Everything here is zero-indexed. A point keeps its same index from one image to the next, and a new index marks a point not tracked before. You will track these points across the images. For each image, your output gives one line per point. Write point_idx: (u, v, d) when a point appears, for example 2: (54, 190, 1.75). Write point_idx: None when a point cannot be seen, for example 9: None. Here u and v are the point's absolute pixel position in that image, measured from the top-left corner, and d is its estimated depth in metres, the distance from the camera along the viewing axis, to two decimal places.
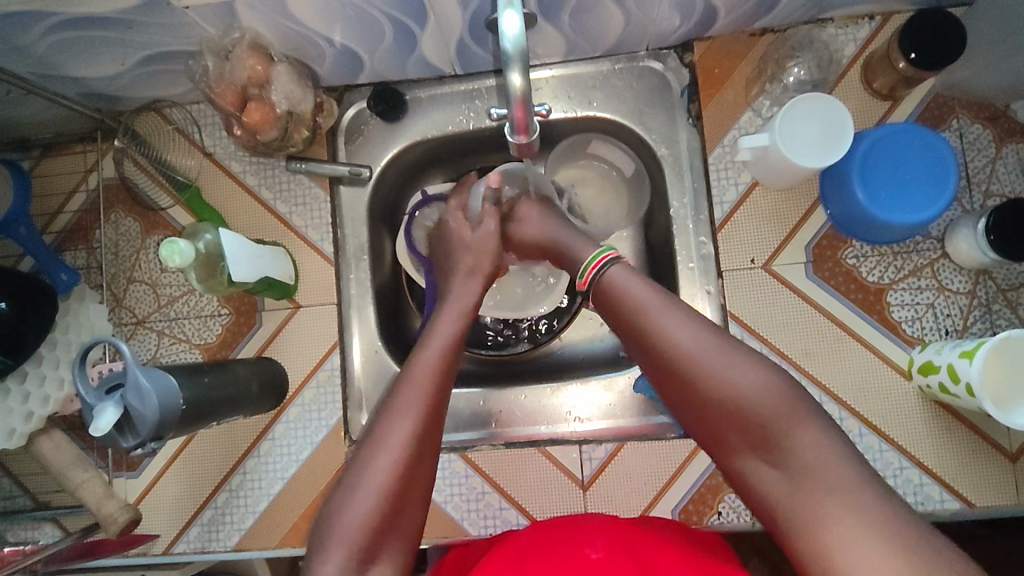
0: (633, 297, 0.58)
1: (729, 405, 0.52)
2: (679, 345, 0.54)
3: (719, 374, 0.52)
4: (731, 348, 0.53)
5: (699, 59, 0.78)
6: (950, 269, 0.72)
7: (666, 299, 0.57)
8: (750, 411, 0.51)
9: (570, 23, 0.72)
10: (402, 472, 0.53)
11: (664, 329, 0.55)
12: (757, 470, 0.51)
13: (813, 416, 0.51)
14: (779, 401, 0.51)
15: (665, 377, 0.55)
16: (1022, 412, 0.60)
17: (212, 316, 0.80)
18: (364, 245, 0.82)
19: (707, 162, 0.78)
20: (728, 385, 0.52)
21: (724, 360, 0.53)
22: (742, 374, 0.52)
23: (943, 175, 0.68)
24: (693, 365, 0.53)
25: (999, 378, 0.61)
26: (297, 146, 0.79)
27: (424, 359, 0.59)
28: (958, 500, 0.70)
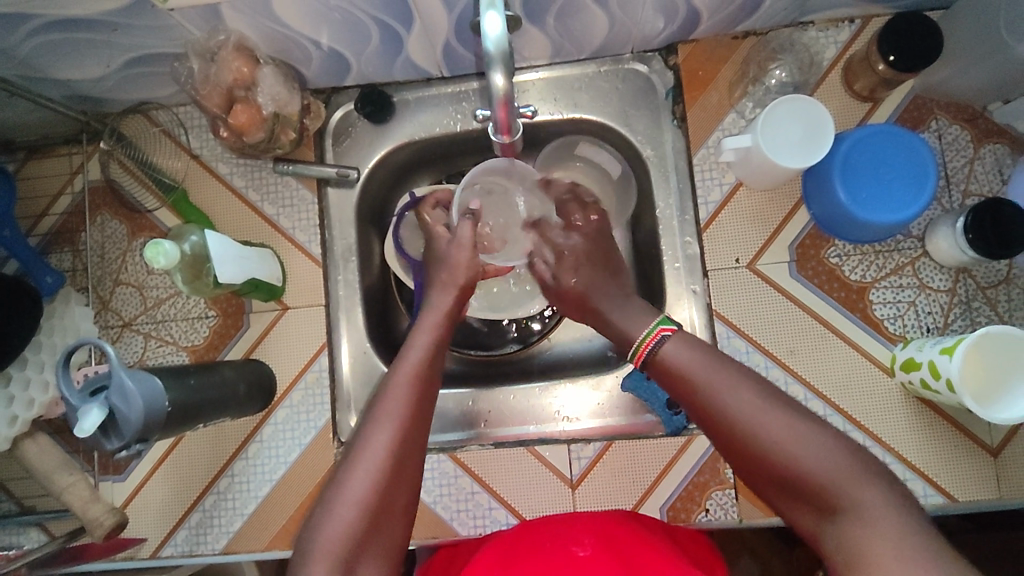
0: (687, 364, 0.56)
1: (790, 471, 0.50)
2: (736, 411, 0.52)
3: (778, 443, 0.50)
4: (789, 413, 0.51)
5: (683, 62, 0.79)
6: (931, 267, 0.73)
7: (722, 365, 0.55)
8: (814, 481, 0.49)
9: (555, 26, 0.73)
10: (378, 478, 0.53)
11: (720, 397, 0.53)
12: (825, 533, 0.49)
13: (879, 477, 0.48)
14: (841, 465, 0.49)
15: (726, 443, 0.53)
16: (1002, 407, 0.61)
17: (199, 319, 0.80)
18: (352, 246, 0.82)
19: (692, 163, 0.79)
20: (790, 451, 0.50)
21: (781, 424, 0.51)
22: (803, 442, 0.50)
23: (922, 174, 0.69)
24: (750, 434, 0.51)
25: (978, 375, 0.63)
26: (285, 148, 0.79)
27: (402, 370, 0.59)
28: (940, 495, 0.71)
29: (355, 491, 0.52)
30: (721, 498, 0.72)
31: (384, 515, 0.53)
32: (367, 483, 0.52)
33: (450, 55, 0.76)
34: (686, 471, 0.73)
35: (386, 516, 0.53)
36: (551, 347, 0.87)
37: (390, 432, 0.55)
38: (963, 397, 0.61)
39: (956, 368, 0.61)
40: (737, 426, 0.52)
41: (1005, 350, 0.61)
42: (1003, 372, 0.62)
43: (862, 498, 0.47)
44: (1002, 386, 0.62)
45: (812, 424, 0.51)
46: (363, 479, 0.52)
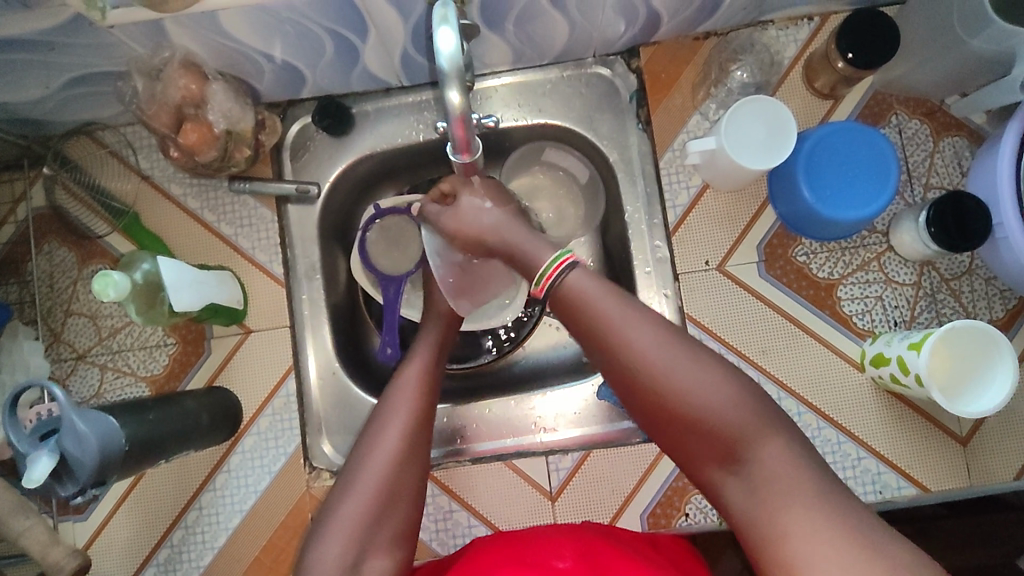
0: (593, 301, 0.52)
1: (696, 419, 0.48)
2: (641, 352, 0.49)
3: (687, 385, 0.48)
4: (700, 356, 0.50)
5: (646, 65, 0.78)
6: (896, 261, 0.74)
7: (625, 304, 0.52)
8: (718, 428, 0.47)
9: (515, 32, 0.72)
10: (398, 462, 0.53)
11: (626, 336, 0.50)
12: (724, 483, 0.48)
13: (781, 427, 0.47)
14: (748, 414, 0.47)
15: (624, 386, 0.51)
16: (971, 400, 0.62)
17: (158, 347, 0.77)
18: (316, 264, 0.80)
19: (659, 166, 0.78)
20: (695, 396, 0.48)
21: (689, 368, 0.48)
22: (710, 387, 0.48)
23: (886, 171, 0.69)
24: (658, 377, 0.49)
25: (946, 369, 0.63)
26: (240, 166, 0.76)
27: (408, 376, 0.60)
28: (913, 487, 0.72)
29: (376, 472, 0.53)
30: (701, 502, 0.72)
31: (403, 497, 0.53)
32: (388, 467, 0.53)
33: (409, 64, 0.74)
34: (665, 477, 0.73)
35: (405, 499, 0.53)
36: (525, 357, 0.86)
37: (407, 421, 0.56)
38: (931, 391, 0.61)
39: (925, 363, 0.62)
40: (642, 366, 0.49)
41: (972, 345, 0.62)
42: (970, 365, 0.62)
43: (761, 450, 0.46)
44: (968, 378, 0.62)
45: (718, 369, 0.49)
46: (382, 463, 0.53)
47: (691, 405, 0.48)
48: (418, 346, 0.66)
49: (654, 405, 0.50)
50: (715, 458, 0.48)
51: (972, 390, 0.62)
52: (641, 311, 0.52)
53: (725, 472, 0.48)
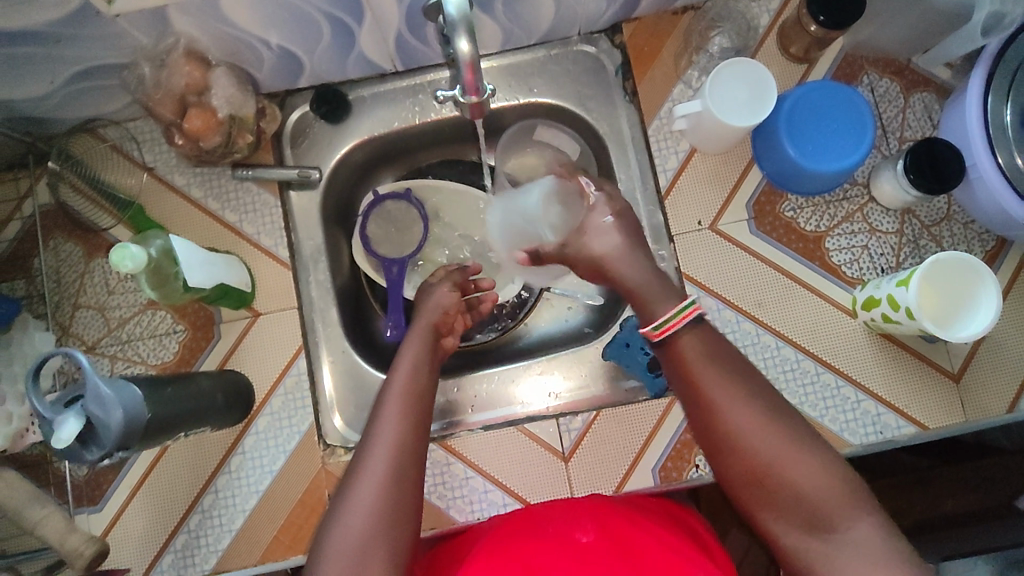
0: (702, 364, 0.56)
1: (787, 485, 0.51)
2: (740, 421, 0.53)
3: (782, 453, 0.52)
4: (792, 428, 0.53)
5: (629, 39, 0.82)
6: (879, 211, 0.78)
7: (729, 370, 0.55)
8: (809, 495, 0.51)
9: (504, 12, 0.75)
10: (401, 454, 0.55)
11: (727, 403, 0.54)
12: (806, 545, 0.51)
13: (869, 504, 0.50)
14: (839, 488, 0.51)
15: (718, 446, 0.54)
16: (961, 327, 0.65)
17: (167, 335, 0.78)
18: (320, 247, 0.81)
19: (647, 134, 0.81)
20: (786, 464, 0.51)
21: (784, 438, 0.52)
22: (801, 457, 0.51)
23: (862, 126, 0.73)
24: (754, 443, 0.52)
25: (934, 302, 0.66)
26: (242, 153, 0.78)
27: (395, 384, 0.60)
28: (912, 425, 0.75)
29: (377, 466, 0.54)
30: None
31: (411, 487, 0.53)
32: (389, 459, 0.54)
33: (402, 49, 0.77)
34: (673, 430, 0.75)
35: (411, 488, 0.53)
36: (528, 331, 0.88)
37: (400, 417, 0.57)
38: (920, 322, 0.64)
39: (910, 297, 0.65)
40: (740, 434, 0.53)
41: (953, 277, 0.66)
42: (954, 296, 0.66)
43: (846, 520, 0.50)
44: (955, 310, 0.65)
45: (811, 442, 0.53)
46: (385, 455, 0.54)
47: (781, 474, 0.52)
48: (406, 348, 0.66)
49: (747, 471, 0.53)
50: (798, 523, 0.51)
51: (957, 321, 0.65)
52: (742, 377, 0.55)
53: (810, 539, 0.51)
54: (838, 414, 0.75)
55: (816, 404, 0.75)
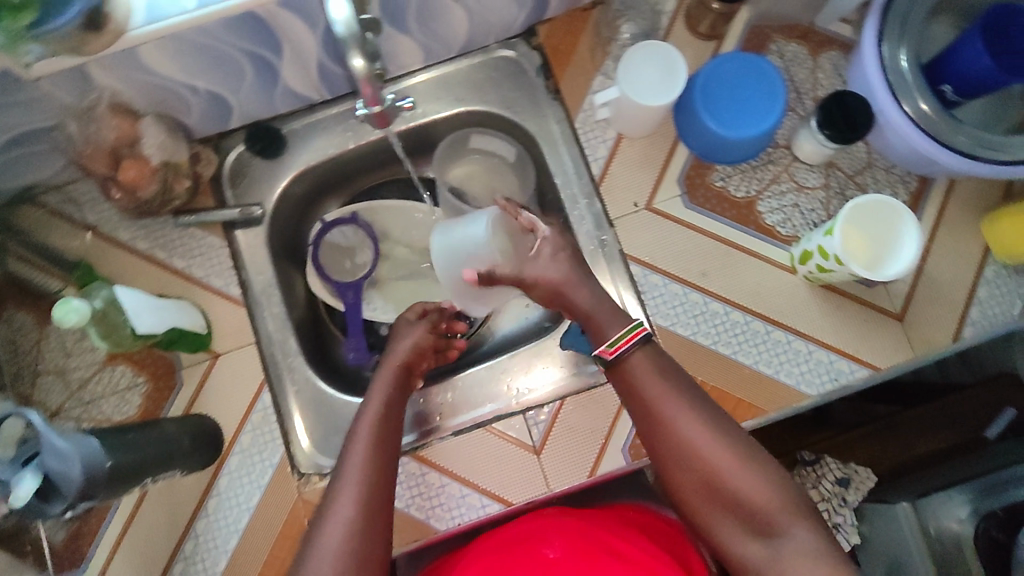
0: (650, 379, 0.60)
1: (733, 498, 0.56)
2: (687, 433, 0.57)
3: (726, 463, 0.56)
4: (735, 440, 0.57)
5: (545, 40, 0.85)
6: (803, 169, 0.81)
7: (673, 390, 0.59)
8: (754, 506, 0.55)
9: (419, 30, 0.77)
10: (368, 486, 0.57)
11: (674, 417, 0.58)
12: (752, 552, 0.55)
13: (811, 511, 0.55)
14: (779, 496, 0.55)
15: (669, 463, 0.58)
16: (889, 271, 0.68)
17: (129, 389, 0.78)
18: (272, 281, 0.82)
19: (575, 128, 0.84)
20: (732, 476, 0.56)
21: (728, 452, 0.56)
22: (743, 466, 0.55)
23: (773, 91, 0.77)
24: (700, 460, 0.56)
25: (861, 247, 0.69)
26: (183, 199, 0.79)
27: (362, 431, 0.62)
28: (865, 368, 0.77)
29: (349, 498, 0.56)
30: None
31: (375, 529, 0.55)
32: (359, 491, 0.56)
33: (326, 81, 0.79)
34: None
35: (380, 517, 0.56)
36: (491, 333, 0.90)
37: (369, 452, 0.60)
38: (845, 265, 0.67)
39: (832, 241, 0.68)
40: (687, 446, 0.57)
41: (876, 217, 0.68)
42: (877, 240, 0.69)
43: (785, 523, 0.54)
44: (878, 257, 0.69)
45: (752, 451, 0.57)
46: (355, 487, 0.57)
47: (728, 485, 0.56)
48: (375, 391, 0.68)
49: (695, 480, 0.57)
50: (747, 530, 0.55)
51: (885, 268, 0.69)
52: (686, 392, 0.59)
53: (758, 546, 0.55)
54: (793, 368, 0.77)
55: (771, 361, 0.77)
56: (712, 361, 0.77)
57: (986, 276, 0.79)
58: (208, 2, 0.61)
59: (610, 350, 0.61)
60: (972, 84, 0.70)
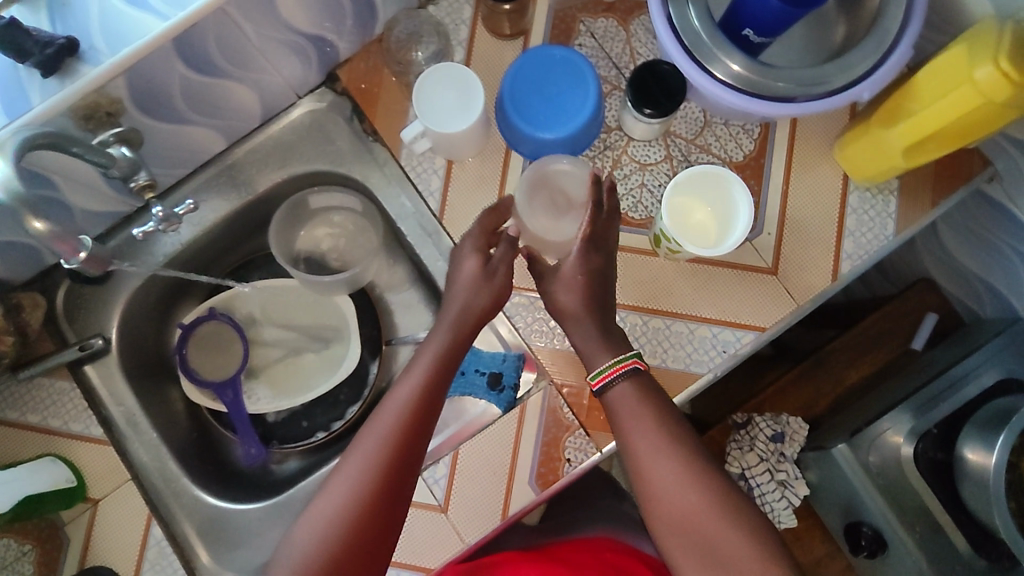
0: (633, 420, 0.63)
1: (705, 543, 0.59)
2: (659, 478, 0.61)
3: (701, 513, 0.59)
4: (710, 486, 0.61)
5: (347, 83, 0.80)
6: (641, 146, 0.78)
7: (659, 428, 0.63)
8: (721, 551, 0.58)
9: (204, 114, 0.73)
10: (376, 460, 0.62)
11: (651, 459, 0.62)
12: None
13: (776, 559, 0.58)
14: (745, 544, 0.58)
15: (648, 503, 0.62)
16: (728, 239, 0.65)
17: (17, 559, 0.73)
18: (135, 408, 0.78)
19: (402, 163, 0.80)
20: (706, 521, 0.59)
21: (703, 498, 0.60)
22: (714, 513, 0.59)
23: (583, 78, 0.73)
24: (675, 503, 0.60)
25: (704, 224, 0.66)
26: (15, 354, 0.75)
27: (391, 404, 0.64)
28: (751, 331, 0.74)
29: (371, 452, 0.62)
30: (577, 442, 0.73)
31: (372, 499, 0.61)
32: (378, 447, 0.62)
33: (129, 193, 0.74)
34: (535, 434, 0.73)
35: (389, 476, 0.62)
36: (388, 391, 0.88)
37: (404, 406, 0.64)
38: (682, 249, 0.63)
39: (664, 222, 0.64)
40: (660, 488, 0.61)
41: (709, 188, 0.66)
42: (718, 212, 0.66)
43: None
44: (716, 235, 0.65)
45: (726, 501, 0.60)
46: (376, 443, 0.62)
47: (701, 528, 0.59)
48: (420, 356, 0.67)
49: (669, 523, 0.61)
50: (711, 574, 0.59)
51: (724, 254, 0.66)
52: (667, 429, 0.63)
53: None
54: (679, 351, 0.74)
55: (655, 351, 0.74)
56: None
57: (851, 203, 0.76)
58: None
59: (595, 382, 0.66)
60: (766, 25, 0.67)
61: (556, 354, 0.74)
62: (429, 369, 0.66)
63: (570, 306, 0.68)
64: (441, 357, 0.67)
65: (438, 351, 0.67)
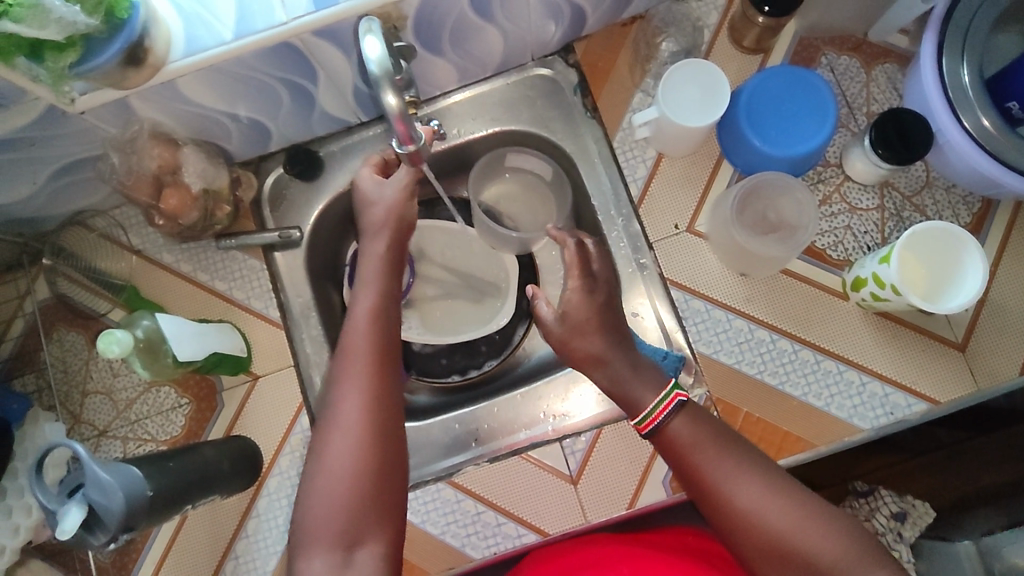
0: (698, 448, 0.59)
1: (805, 559, 0.54)
2: (742, 495, 0.57)
3: (791, 517, 0.55)
4: (799, 496, 0.56)
5: (582, 58, 0.84)
6: (856, 189, 0.77)
7: (724, 445, 0.59)
8: (829, 568, 0.53)
9: (455, 52, 0.76)
10: (371, 391, 0.59)
11: (729, 482, 0.58)
12: None
13: (882, 558, 0.54)
14: (850, 550, 0.54)
15: (731, 530, 0.57)
16: (946, 301, 0.65)
17: (173, 409, 0.79)
18: (309, 302, 0.83)
19: (613, 147, 0.82)
20: (802, 533, 0.55)
21: (798, 511, 0.55)
22: (809, 524, 0.55)
23: (823, 108, 0.73)
24: (765, 520, 0.55)
25: (922, 277, 0.67)
26: (223, 223, 0.81)
27: (358, 332, 0.62)
28: (923, 401, 0.73)
29: (356, 379, 0.59)
30: None
31: (381, 427, 0.58)
32: (365, 378, 0.59)
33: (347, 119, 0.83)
34: None
35: (382, 399, 0.59)
36: (528, 355, 0.90)
37: (367, 369, 0.60)
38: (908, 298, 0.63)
39: (896, 275, 0.65)
40: (747, 512, 0.56)
41: (937, 246, 0.66)
42: (940, 269, 0.66)
43: None
44: (938, 295, 0.66)
45: (820, 505, 0.56)
46: (365, 344, 0.61)
47: (799, 544, 0.54)
48: (365, 277, 0.67)
49: (761, 546, 0.56)
50: None
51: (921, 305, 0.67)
52: (733, 452, 0.59)
53: None
54: (845, 400, 0.73)
55: (820, 392, 0.73)
56: (756, 391, 0.74)
57: None
58: (244, 33, 0.60)
59: (643, 423, 0.62)
60: None
61: (717, 364, 0.75)
62: (382, 281, 0.66)
63: (591, 331, 0.67)
64: (385, 269, 0.67)
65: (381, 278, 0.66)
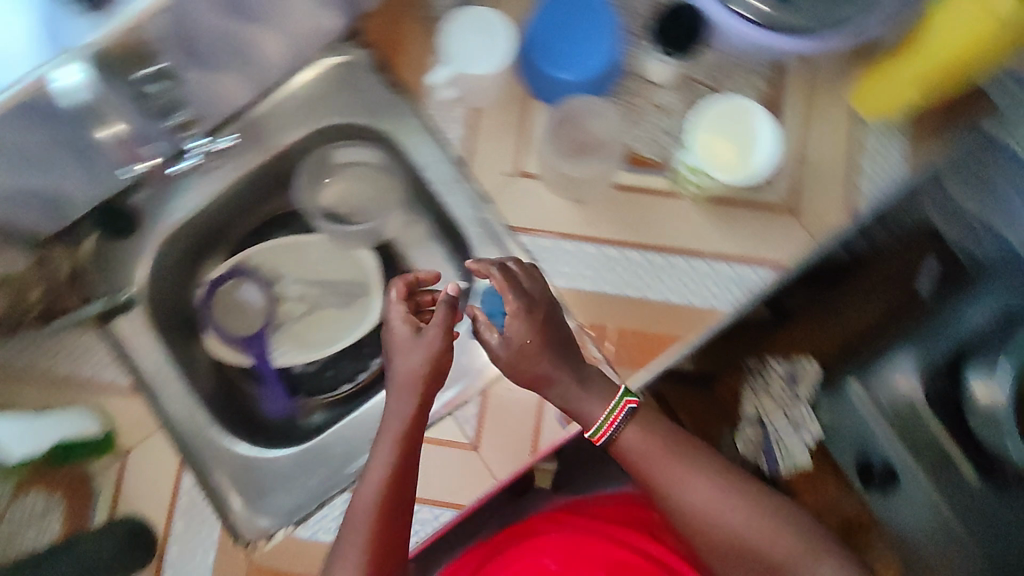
0: (659, 458, 0.68)
1: (749, 551, 0.67)
2: (694, 496, 0.68)
3: (714, 492, 0.68)
4: (732, 491, 0.69)
5: (372, 34, 0.81)
6: (660, 91, 0.79)
7: (677, 455, 0.69)
8: (771, 558, 0.67)
9: (236, 64, 0.71)
10: (398, 457, 0.63)
11: (683, 485, 0.68)
12: None
13: (825, 551, 0.67)
14: (792, 547, 0.67)
15: (688, 529, 0.69)
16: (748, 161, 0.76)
17: (45, 512, 0.73)
18: (163, 359, 0.79)
19: (428, 110, 0.79)
20: (755, 538, 0.67)
21: (745, 510, 0.68)
22: (759, 525, 0.68)
23: (604, 23, 0.75)
24: (711, 515, 0.68)
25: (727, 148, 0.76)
26: (38, 307, 0.74)
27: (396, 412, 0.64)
28: (768, 266, 0.77)
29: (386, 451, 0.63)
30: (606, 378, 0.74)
31: (404, 489, 0.62)
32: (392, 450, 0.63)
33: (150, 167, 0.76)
34: None
35: (408, 463, 0.63)
36: None
37: (398, 441, 0.63)
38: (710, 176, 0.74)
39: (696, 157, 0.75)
40: (699, 514, 0.68)
41: (728, 120, 0.77)
42: (739, 136, 0.76)
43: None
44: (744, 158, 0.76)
45: (767, 510, 0.69)
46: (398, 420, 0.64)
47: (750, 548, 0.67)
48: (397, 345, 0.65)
49: (724, 547, 0.68)
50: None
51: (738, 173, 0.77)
52: (687, 458, 0.69)
53: None
54: (699, 288, 0.76)
55: (677, 287, 0.76)
56: (620, 307, 0.76)
57: (868, 144, 0.78)
58: None
59: (596, 438, 0.68)
60: None
61: (579, 292, 0.76)
62: (431, 350, 0.64)
63: (537, 353, 0.65)
64: (428, 344, 0.64)
65: (418, 372, 0.63)
